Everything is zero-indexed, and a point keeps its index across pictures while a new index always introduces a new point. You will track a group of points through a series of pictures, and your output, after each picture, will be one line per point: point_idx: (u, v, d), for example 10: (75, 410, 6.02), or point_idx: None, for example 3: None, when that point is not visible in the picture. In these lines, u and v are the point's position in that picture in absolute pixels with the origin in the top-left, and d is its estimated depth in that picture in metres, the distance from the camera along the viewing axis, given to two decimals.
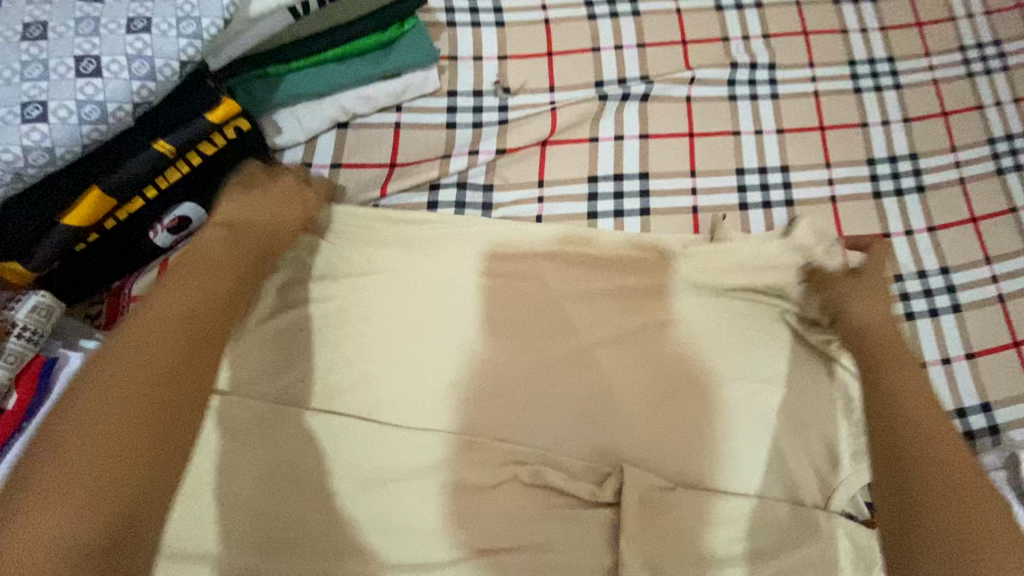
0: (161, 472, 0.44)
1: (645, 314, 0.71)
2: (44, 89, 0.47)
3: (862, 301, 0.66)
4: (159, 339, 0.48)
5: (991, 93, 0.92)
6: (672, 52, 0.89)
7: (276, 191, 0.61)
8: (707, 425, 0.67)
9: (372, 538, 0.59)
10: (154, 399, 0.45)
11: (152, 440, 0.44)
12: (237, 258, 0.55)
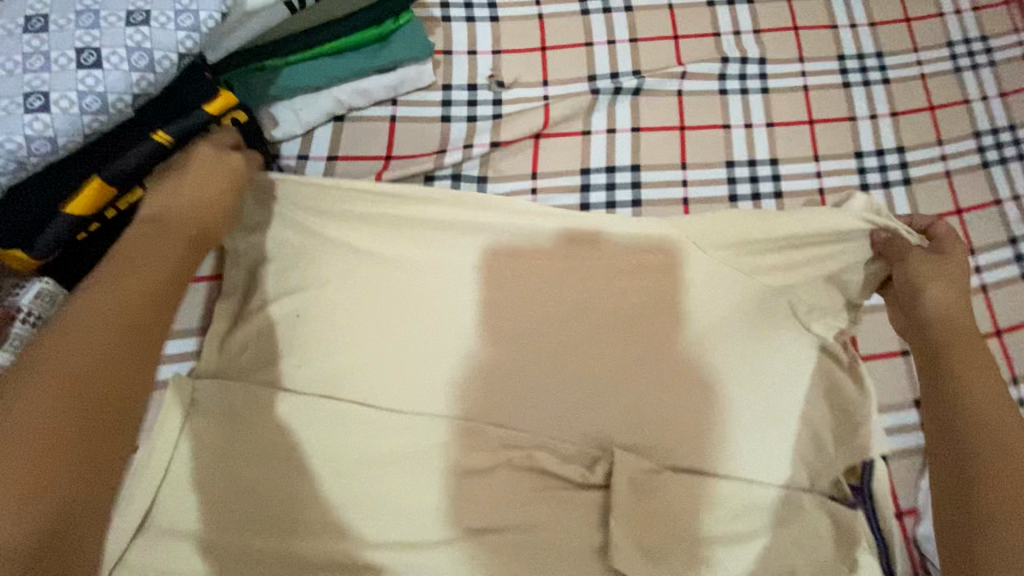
0: (100, 467, 0.42)
1: (642, 300, 0.71)
2: (47, 80, 0.48)
3: (934, 274, 0.69)
4: (88, 335, 0.44)
5: (978, 89, 0.94)
6: (665, 46, 0.90)
7: (203, 168, 0.59)
8: (703, 409, 0.67)
9: (369, 520, 0.60)
10: (89, 394, 0.43)
11: (82, 432, 0.42)
12: (177, 246, 0.53)
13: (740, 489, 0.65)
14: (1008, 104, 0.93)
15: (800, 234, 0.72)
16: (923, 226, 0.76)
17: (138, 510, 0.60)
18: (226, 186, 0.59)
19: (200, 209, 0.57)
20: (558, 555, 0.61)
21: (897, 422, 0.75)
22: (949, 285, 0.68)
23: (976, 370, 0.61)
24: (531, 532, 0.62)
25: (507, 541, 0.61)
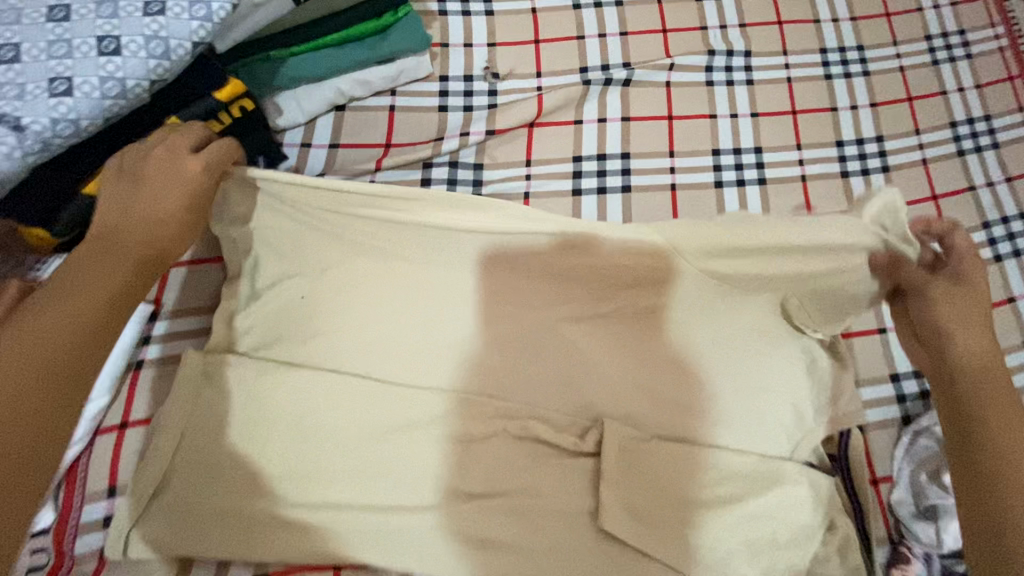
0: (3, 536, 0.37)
1: (634, 286, 0.73)
2: (70, 66, 0.51)
3: (960, 301, 0.64)
4: (6, 372, 0.39)
5: (955, 81, 0.98)
6: (654, 39, 0.94)
7: (159, 173, 0.53)
8: (683, 382, 0.72)
9: (371, 486, 0.63)
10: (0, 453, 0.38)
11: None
12: (118, 269, 0.48)
13: (721, 457, 0.68)
14: (984, 96, 0.97)
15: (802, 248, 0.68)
16: (939, 233, 0.70)
17: (154, 475, 0.61)
18: (184, 193, 0.53)
19: (152, 221, 0.51)
20: (550, 518, 0.65)
21: (876, 394, 0.78)
22: (977, 310, 0.63)
23: (1002, 395, 0.58)
24: (525, 497, 0.65)
25: (503, 506, 0.65)
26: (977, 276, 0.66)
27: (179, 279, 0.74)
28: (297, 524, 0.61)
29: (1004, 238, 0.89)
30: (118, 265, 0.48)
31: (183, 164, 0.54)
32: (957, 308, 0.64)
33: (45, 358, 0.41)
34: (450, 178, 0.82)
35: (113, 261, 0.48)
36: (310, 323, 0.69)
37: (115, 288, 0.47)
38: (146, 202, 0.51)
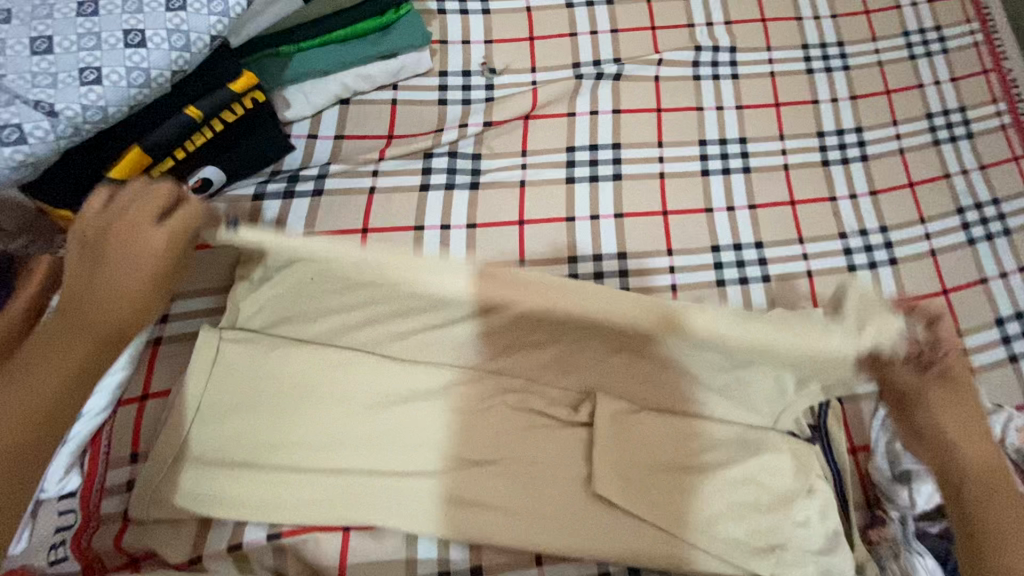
0: None
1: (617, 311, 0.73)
2: (99, 57, 0.55)
3: (954, 406, 0.62)
4: None
5: (932, 74, 1.02)
6: (643, 36, 0.99)
7: (121, 244, 0.51)
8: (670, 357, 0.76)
9: (375, 453, 0.67)
10: None
11: None
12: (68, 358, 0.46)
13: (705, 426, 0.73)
14: (959, 88, 1.02)
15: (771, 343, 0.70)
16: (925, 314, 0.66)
17: (174, 441, 0.65)
18: (146, 267, 0.51)
19: (110, 294, 0.49)
20: (545, 483, 0.69)
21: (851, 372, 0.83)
22: (967, 411, 0.62)
23: (999, 482, 0.58)
24: (522, 463, 0.69)
25: (501, 472, 0.69)
26: (958, 364, 0.64)
27: (202, 259, 0.78)
28: (307, 487, 0.65)
29: (979, 222, 0.93)
30: (76, 348, 0.46)
31: (145, 236, 0.51)
32: (955, 411, 0.61)
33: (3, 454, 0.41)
34: (448, 167, 0.86)
35: (73, 338, 0.47)
36: (319, 302, 0.74)
37: (70, 371, 0.45)
38: (108, 273, 0.49)
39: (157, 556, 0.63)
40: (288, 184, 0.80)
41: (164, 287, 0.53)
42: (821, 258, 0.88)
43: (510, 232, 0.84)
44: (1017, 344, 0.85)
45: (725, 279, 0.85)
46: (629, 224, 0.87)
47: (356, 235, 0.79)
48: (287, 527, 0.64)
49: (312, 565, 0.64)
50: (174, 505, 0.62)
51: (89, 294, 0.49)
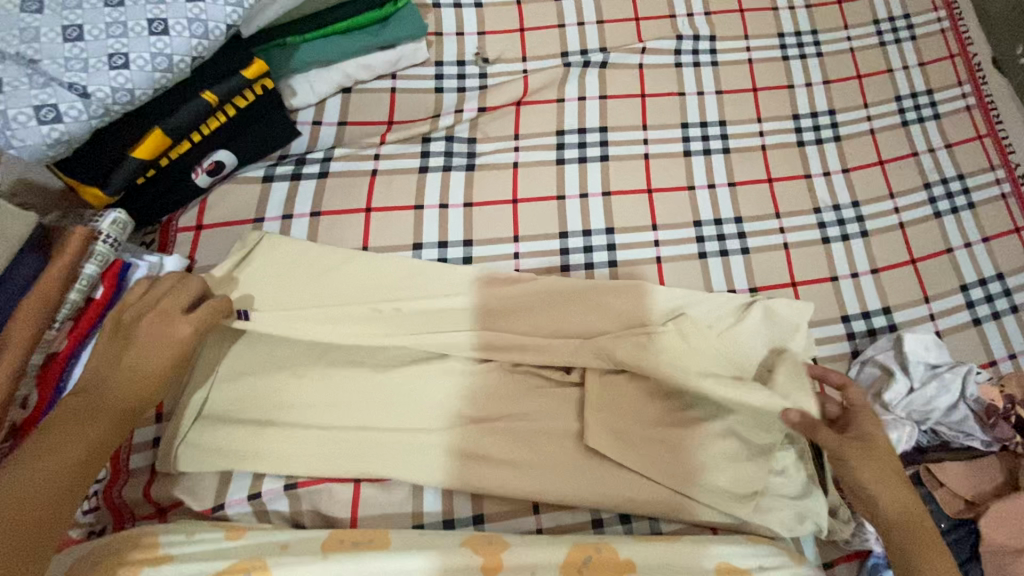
0: None
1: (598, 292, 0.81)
2: (125, 44, 0.61)
3: (869, 459, 0.66)
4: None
5: (900, 60, 1.09)
6: (627, 27, 1.05)
7: (152, 332, 0.60)
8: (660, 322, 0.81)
9: (382, 411, 0.72)
10: None
11: None
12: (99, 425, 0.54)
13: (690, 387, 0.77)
14: (926, 73, 1.08)
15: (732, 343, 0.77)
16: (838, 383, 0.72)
17: (197, 401, 0.70)
18: (171, 354, 0.60)
19: (134, 374, 0.58)
20: (540, 438, 0.74)
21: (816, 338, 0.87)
22: (884, 458, 0.67)
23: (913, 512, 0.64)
24: (518, 420, 0.75)
25: (498, 428, 0.74)
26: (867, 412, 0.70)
27: (207, 239, 0.80)
28: (319, 442, 0.70)
29: (945, 197, 0.99)
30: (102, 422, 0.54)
31: (175, 327, 0.61)
32: (872, 463, 0.66)
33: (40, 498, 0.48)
34: (446, 150, 0.91)
35: (97, 411, 0.55)
36: (319, 281, 0.77)
37: (96, 441, 0.53)
38: (135, 356, 0.59)
39: (183, 505, 0.68)
40: (295, 167, 0.85)
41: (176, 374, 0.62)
42: (797, 230, 0.94)
43: (505, 210, 0.89)
44: (980, 309, 0.91)
45: (707, 251, 0.91)
46: (616, 202, 0.92)
47: (360, 214, 0.84)
48: (303, 478, 0.70)
49: (325, 515, 0.69)
50: (201, 458, 0.68)
51: (117, 375, 0.57)
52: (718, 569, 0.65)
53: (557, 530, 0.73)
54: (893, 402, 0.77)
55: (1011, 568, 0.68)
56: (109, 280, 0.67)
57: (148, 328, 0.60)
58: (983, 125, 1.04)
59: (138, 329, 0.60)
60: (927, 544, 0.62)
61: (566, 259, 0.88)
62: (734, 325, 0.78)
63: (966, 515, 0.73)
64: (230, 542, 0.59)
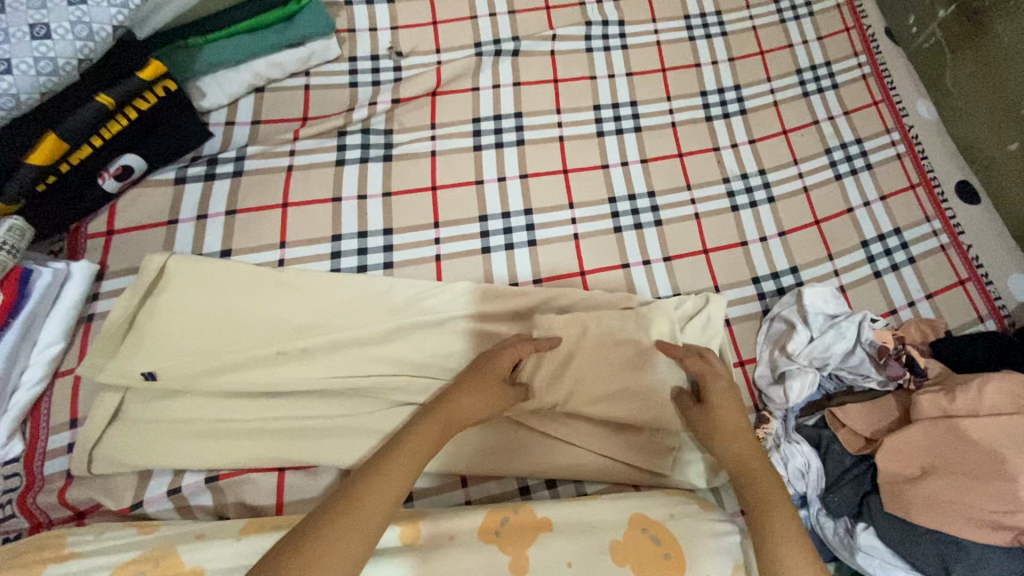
0: (335, 550, 0.49)
1: (523, 293, 0.81)
2: (8, 50, 0.64)
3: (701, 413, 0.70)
4: (385, 483, 0.54)
5: (800, 35, 1.14)
6: (539, 16, 1.08)
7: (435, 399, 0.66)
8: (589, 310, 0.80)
9: (302, 401, 0.73)
10: (358, 505, 0.52)
11: (353, 506, 0.52)
12: (435, 424, 0.62)
13: (627, 387, 0.75)
14: (825, 45, 1.13)
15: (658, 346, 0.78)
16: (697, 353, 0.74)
17: (110, 404, 0.70)
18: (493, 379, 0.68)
19: (455, 412, 0.64)
20: None
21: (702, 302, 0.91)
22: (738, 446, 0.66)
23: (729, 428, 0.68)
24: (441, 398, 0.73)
25: None
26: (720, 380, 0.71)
27: (121, 243, 0.80)
28: (240, 434, 0.70)
29: (845, 160, 1.04)
30: (433, 432, 0.61)
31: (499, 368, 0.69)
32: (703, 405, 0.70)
33: (406, 463, 0.57)
34: (362, 143, 0.92)
35: (416, 438, 0.60)
36: (234, 294, 0.74)
37: (434, 435, 0.61)
38: (477, 387, 0.67)
39: (102, 506, 0.68)
40: (208, 167, 0.86)
41: (399, 408, 0.73)
42: (707, 201, 0.98)
43: (424, 197, 0.91)
44: (880, 262, 0.97)
45: (623, 225, 0.94)
46: (533, 183, 0.95)
47: (277, 210, 0.85)
48: (224, 471, 0.70)
49: (250, 505, 0.70)
50: (115, 460, 0.68)
51: (414, 417, 0.62)
52: (631, 519, 0.66)
53: (485, 500, 0.76)
54: (797, 351, 0.83)
55: (907, 497, 0.71)
56: (9, 287, 0.69)
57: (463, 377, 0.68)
58: (878, 91, 1.10)
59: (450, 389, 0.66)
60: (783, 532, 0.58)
61: (487, 241, 0.90)
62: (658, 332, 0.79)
63: (866, 451, 0.78)
64: (140, 536, 0.61)
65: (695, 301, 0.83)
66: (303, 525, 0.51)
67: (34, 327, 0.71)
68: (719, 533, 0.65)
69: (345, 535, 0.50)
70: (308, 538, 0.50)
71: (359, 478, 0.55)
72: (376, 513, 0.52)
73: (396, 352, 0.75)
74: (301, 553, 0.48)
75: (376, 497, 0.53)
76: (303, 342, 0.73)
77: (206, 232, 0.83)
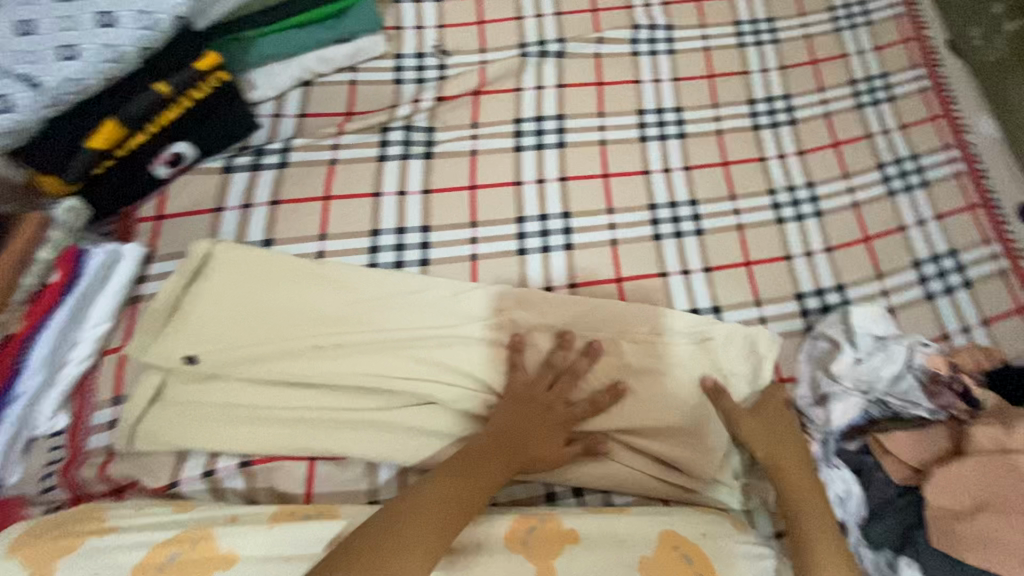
0: (413, 547, 0.53)
1: (557, 298, 0.80)
2: (77, 37, 0.68)
3: (759, 428, 0.73)
4: (458, 495, 0.59)
5: (855, 44, 1.10)
6: (584, 18, 1.07)
7: (495, 420, 0.69)
8: (626, 320, 0.79)
9: (334, 392, 0.73)
10: (434, 511, 0.57)
11: (429, 510, 0.57)
12: (507, 446, 0.66)
13: (662, 403, 0.75)
14: (882, 55, 1.09)
15: (691, 362, 0.77)
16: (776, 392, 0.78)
17: (150, 384, 0.71)
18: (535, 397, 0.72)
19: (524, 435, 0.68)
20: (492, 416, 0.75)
21: (740, 317, 0.88)
22: (781, 465, 0.70)
23: (785, 449, 0.71)
24: (471, 400, 0.73)
25: (452, 409, 0.73)
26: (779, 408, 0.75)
27: (169, 228, 0.82)
28: (272, 422, 0.71)
29: (899, 176, 0.99)
30: (502, 453, 0.66)
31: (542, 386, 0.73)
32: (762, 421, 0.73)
33: (477, 480, 0.62)
34: (404, 140, 0.93)
35: (489, 457, 0.65)
36: (270, 285, 0.76)
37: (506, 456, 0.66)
38: (530, 410, 0.71)
39: (139, 483, 0.70)
40: (255, 158, 0.87)
41: (431, 406, 0.73)
42: (751, 212, 0.95)
43: (462, 197, 0.91)
44: (933, 284, 0.92)
45: (662, 233, 0.92)
46: (573, 187, 0.94)
47: (318, 203, 0.86)
48: (257, 456, 0.71)
49: (279, 492, 0.71)
50: (153, 439, 0.69)
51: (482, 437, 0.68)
52: (661, 536, 0.64)
53: (510, 503, 0.75)
54: (840, 373, 0.80)
55: (957, 533, 0.67)
56: (66, 265, 0.72)
57: (525, 406, 0.71)
58: (938, 105, 1.04)
59: (510, 415, 0.70)
60: (820, 543, 0.63)
61: (522, 243, 0.89)
62: (692, 346, 0.78)
63: (912, 481, 0.74)
64: (174, 515, 0.62)
65: (743, 339, 0.79)
66: (371, 527, 0.55)
67: (83, 306, 0.73)
68: (752, 556, 0.63)
69: (423, 535, 0.55)
70: (381, 536, 0.54)
71: (436, 485, 0.59)
72: (449, 521, 0.57)
73: (429, 349, 0.75)
74: (381, 546, 0.53)
75: (450, 507, 0.58)
76: (340, 334, 0.73)
77: (249, 222, 0.84)
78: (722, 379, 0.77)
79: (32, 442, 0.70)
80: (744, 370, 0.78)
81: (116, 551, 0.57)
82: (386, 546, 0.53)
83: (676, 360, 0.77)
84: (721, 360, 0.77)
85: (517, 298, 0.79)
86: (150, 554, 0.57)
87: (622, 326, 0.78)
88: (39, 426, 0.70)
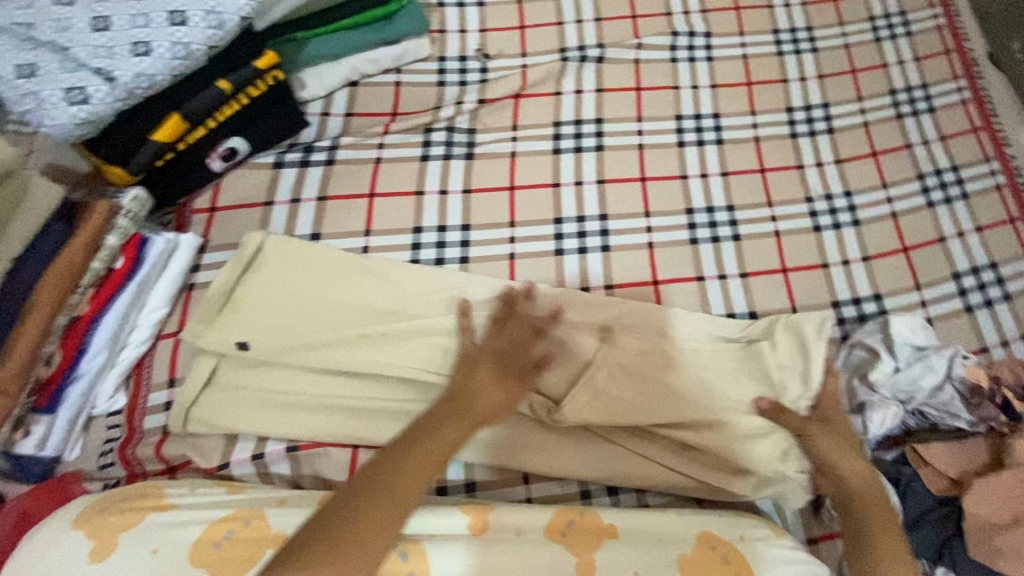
0: (357, 547, 0.53)
1: (597, 299, 0.81)
2: (148, 34, 0.71)
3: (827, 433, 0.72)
4: (398, 486, 0.57)
5: (895, 55, 1.09)
6: (623, 24, 1.09)
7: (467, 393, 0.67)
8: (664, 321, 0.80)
9: (378, 383, 0.75)
10: (375, 508, 0.56)
11: (371, 508, 0.55)
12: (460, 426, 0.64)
13: (702, 402, 0.74)
14: (923, 66, 1.08)
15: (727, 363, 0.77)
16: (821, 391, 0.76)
17: (205, 369, 0.74)
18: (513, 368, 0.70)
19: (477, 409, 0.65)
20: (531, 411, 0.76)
21: None
22: (851, 471, 0.70)
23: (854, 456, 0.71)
24: None
25: None
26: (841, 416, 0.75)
27: (222, 219, 0.85)
28: (319, 410, 0.74)
29: (938, 187, 0.99)
30: (456, 434, 0.63)
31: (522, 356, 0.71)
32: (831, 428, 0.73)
33: (420, 466, 0.59)
34: (446, 140, 0.95)
35: (438, 438, 0.62)
36: (318, 277, 0.78)
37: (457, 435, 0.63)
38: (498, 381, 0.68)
39: (191, 463, 0.73)
40: (304, 154, 0.90)
41: None
42: (787, 219, 0.95)
43: (502, 197, 0.93)
44: (972, 296, 0.91)
45: (699, 238, 0.93)
46: (611, 189, 0.95)
47: (364, 200, 0.89)
48: (304, 442, 0.74)
49: (324, 478, 0.73)
50: (206, 422, 0.72)
51: (440, 411, 0.65)
52: (700, 536, 0.65)
53: (546, 499, 0.77)
54: (880, 382, 0.79)
55: (995, 542, 0.69)
56: (128, 252, 0.76)
57: (500, 379, 0.68)
58: (979, 117, 1.04)
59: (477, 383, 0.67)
60: (887, 546, 0.65)
61: (560, 243, 0.91)
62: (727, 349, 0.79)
63: (950, 492, 0.75)
64: (229, 494, 0.64)
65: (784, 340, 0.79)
66: (317, 525, 0.55)
67: (141, 293, 0.76)
68: (790, 560, 0.63)
69: (360, 534, 0.54)
70: (323, 534, 0.53)
71: (374, 477, 0.58)
72: (388, 515, 0.56)
73: None
74: (321, 548, 0.52)
75: (390, 502, 0.56)
76: (386, 327, 0.76)
77: (298, 216, 0.87)
78: (764, 379, 0.76)
79: (91, 420, 0.74)
80: (791, 366, 0.77)
81: (178, 526, 0.60)
82: (325, 547, 0.52)
83: (711, 363, 0.77)
84: (766, 359, 0.77)
85: (556, 298, 0.81)
86: (210, 531, 0.60)
87: (661, 328, 0.79)
88: (98, 406, 0.74)
